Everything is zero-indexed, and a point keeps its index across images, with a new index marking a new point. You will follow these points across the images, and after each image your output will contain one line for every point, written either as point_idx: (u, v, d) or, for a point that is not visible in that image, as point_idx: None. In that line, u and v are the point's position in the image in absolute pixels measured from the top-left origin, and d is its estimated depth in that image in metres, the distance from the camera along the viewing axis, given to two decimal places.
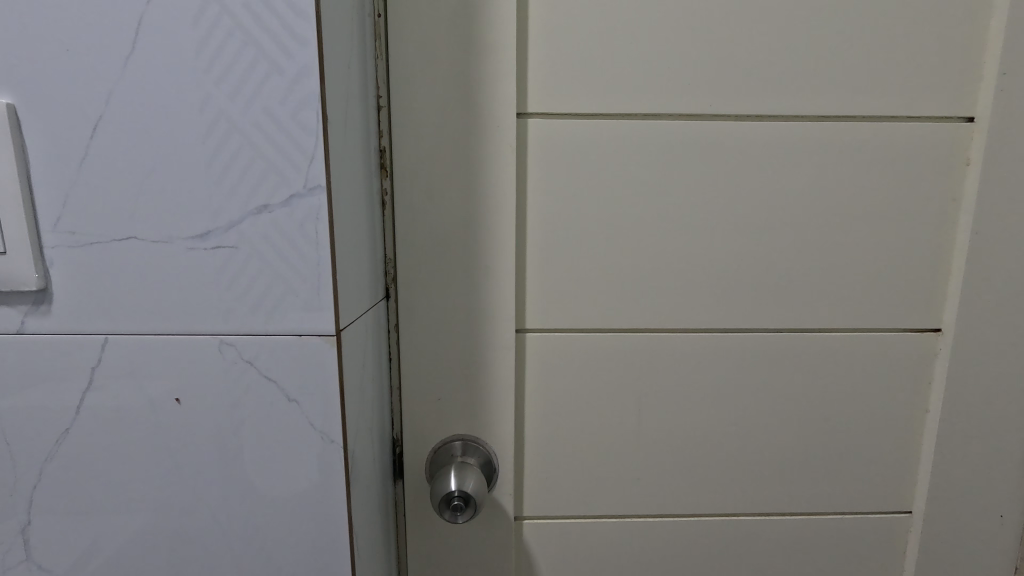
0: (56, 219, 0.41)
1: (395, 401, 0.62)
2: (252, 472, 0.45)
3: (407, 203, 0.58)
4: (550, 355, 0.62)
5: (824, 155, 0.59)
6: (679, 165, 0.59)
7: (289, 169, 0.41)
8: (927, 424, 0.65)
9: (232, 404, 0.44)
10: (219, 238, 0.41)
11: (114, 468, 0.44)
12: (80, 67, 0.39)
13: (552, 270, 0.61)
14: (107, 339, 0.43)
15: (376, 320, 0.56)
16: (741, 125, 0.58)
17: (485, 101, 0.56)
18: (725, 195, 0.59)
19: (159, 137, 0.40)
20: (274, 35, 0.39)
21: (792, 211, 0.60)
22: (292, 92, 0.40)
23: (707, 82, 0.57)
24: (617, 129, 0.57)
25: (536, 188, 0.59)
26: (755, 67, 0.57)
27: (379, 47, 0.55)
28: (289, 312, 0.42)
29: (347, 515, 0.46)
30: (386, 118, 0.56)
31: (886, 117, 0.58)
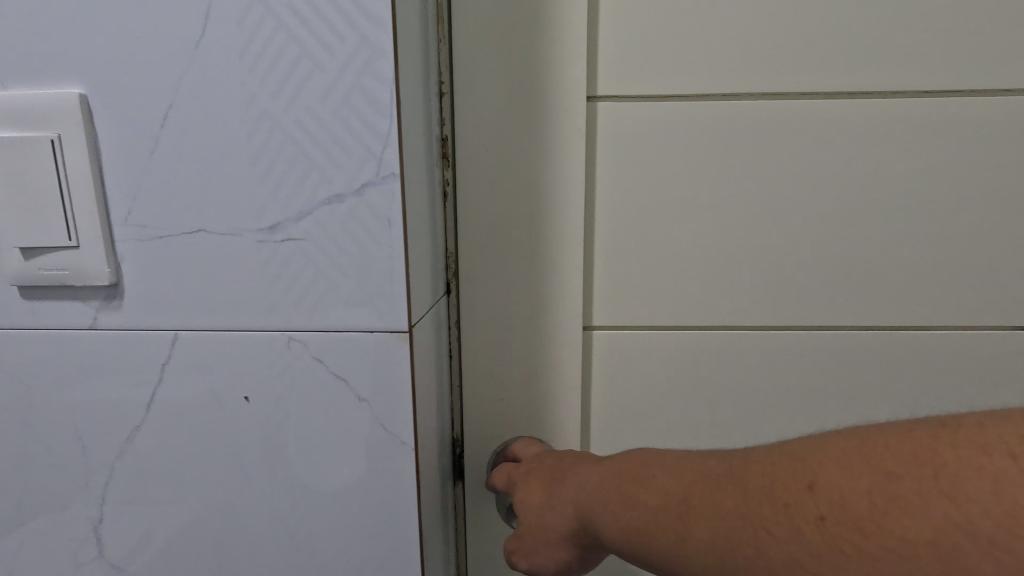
0: (127, 212, 0.40)
1: (456, 401, 0.59)
2: (320, 473, 0.43)
3: (470, 193, 0.55)
4: (619, 354, 0.59)
5: (927, 135, 0.53)
6: (761, 149, 0.54)
7: (362, 157, 0.38)
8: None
9: (301, 403, 0.42)
10: (289, 231, 0.40)
11: (183, 467, 0.44)
12: (150, 53, 0.38)
13: (622, 264, 0.57)
14: (177, 335, 0.41)
15: (438, 317, 0.54)
16: (832, 105, 0.53)
17: (551, 84, 0.52)
18: (813, 181, 0.55)
19: (228, 127, 0.38)
20: (345, 13, 0.36)
21: (888, 197, 0.55)
22: (364, 74, 0.37)
23: (795, 59, 0.52)
24: (695, 111, 0.53)
25: (608, 175, 0.55)
26: (850, 39, 0.52)
27: (441, 31, 0.52)
28: (358, 308, 0.40)
29: (419, 519, 0.44)
30: (448, 104, 0.54)
31: (1001, 91, 0.52)
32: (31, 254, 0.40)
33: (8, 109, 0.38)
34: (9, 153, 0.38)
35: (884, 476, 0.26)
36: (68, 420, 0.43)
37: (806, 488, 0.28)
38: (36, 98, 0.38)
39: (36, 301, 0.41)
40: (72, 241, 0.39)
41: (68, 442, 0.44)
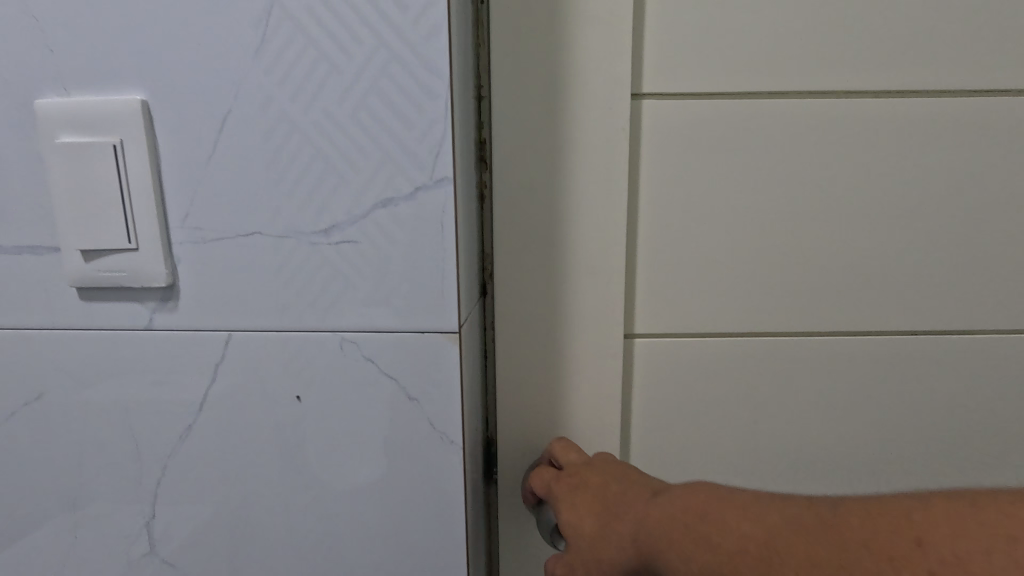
0: (184, 215, 0.41)
1: (490, 401, 0.60)
2: (370, 471, 0.44)
3: (510, 199, 0.54)
4: (657, 359, 0.59)
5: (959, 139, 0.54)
6: (796, 152, 0.55)
7: (414, 161, 0.39)
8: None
9: (351, 402, 0.43)
10: (342, 233, 0.41)
11: (234, 465, 0.44)
12: (206, 60, 0.39)
13: (662, 267, 0.58)
14: (231, 335, 0.42)
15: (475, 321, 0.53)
16: (867, 109, 0.54)
17: (595, 86, 0.51)
18: (848, 184, 0.55)
19: (273, 133, 0.39)
20: (403, 22, 0.38)
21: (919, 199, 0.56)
22: (420, 81, 0.38)
23: (831, 63, 0.53)
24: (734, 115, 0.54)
25: (646, 179, 0.56)
26: (885, 42, 0.52)
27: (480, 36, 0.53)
28: (411, 308, 0.41)
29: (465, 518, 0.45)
30: (486, 109, 0.54)
31: None
32: (91, 256, 0.41)
33: (72, 115, 0.39)
34: (73, 157, 0.39)
35: (977, 531, 0.26)
36: (122, 418, 0.44)
37: (889, 531, 0.28)
38: (100, 105, 0.39)
39: (93, 302, 0.42)
40: (131, 243, 0.40)
41: (122, 441, 0.45)
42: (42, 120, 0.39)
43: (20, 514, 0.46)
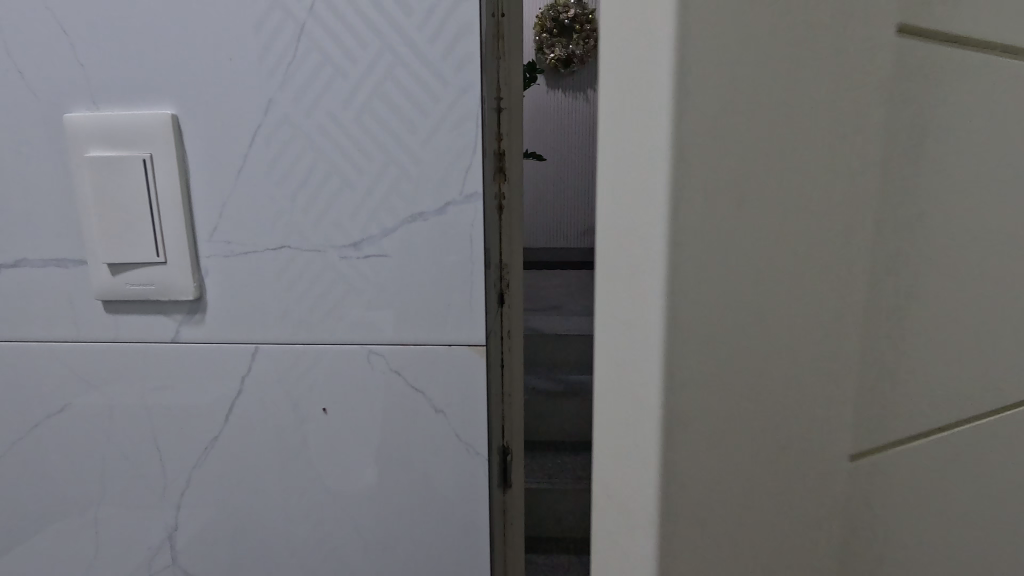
0: (213, 229, 0.41)
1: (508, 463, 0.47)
2: (395, 479, 0.44)
3: (698, 177, 0.21)
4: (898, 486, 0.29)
5: None
6: None
7: (444, 176, 0.40)
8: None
9: (377, 414, 0.43)
10: (372, 247, 0.41)
11: (260, 475, 0.44)
12: (234, 75, 0.39)
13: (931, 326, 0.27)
14: (258, 348, 0.42)
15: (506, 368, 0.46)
16: None
17: None
18: None
19: (298, 148, 0.40)
20: (434, 39, 0.38)
21: None
22: (452, 99, 0.39)
23: None
24: None
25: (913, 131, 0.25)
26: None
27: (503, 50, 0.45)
28: (439, 321, 0.42)
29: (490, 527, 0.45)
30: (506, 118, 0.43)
31: None
32: (118, 270, 0.41)
33: (102, 129, 0.39)
34: (103, 172, 0.39)
35: None
36: (148, 430, 0.44)
37: None
38: (130, 119, 0.39)
39: (121, 316, 0.42)
40: (160, 257, 0.40)
41: (147, 452, 0.45)
42: (71, 134, 0.39)
43: (44, 526, 0.46)
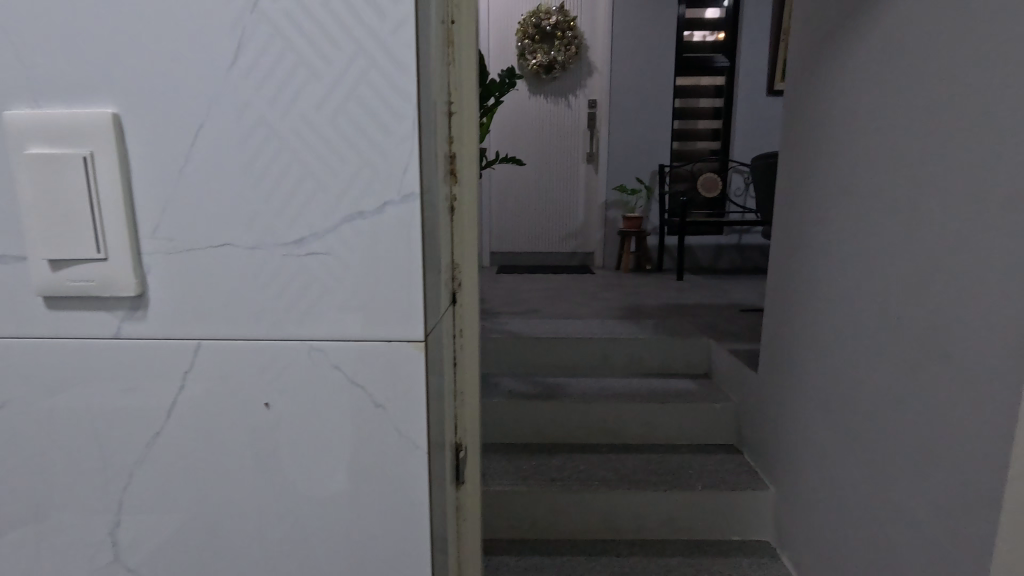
0: (154, 226, 0.41)
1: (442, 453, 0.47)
2: (336, 472, 0.45)
3: None
4: None
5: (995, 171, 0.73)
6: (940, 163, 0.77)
7: (383, 177, 0.40)
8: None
9: (318, 407, 0.44)
10: (312, 245, 0.42)
11: (203, 469, 0.45)
12: (178, 77, 0.40)
13: None
14: (200, 344, 0.43)
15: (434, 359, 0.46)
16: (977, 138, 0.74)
17: None
18: None
19: (240, 149, 0.41)
20: (368, 37, 0.39)
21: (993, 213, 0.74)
22: (387, 96, 0.40)
23: None
24: None
25: None
26: None
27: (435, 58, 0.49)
28: (377, 317, 0.42)
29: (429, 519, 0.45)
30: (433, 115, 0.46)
31: None
32: (58, 265, 0.41)
33: (44, 127, 0.40)
34: (44, 169, 0.40)
35: None
36: (89, 427, 0.45)
37: None
38: (74, 117, 0.40)
39: (61, 312, 0.43)
40: (99, 253, 0.41)
41: (90, 448, 0.45)
42: (14, 132, 0.40)
43: None
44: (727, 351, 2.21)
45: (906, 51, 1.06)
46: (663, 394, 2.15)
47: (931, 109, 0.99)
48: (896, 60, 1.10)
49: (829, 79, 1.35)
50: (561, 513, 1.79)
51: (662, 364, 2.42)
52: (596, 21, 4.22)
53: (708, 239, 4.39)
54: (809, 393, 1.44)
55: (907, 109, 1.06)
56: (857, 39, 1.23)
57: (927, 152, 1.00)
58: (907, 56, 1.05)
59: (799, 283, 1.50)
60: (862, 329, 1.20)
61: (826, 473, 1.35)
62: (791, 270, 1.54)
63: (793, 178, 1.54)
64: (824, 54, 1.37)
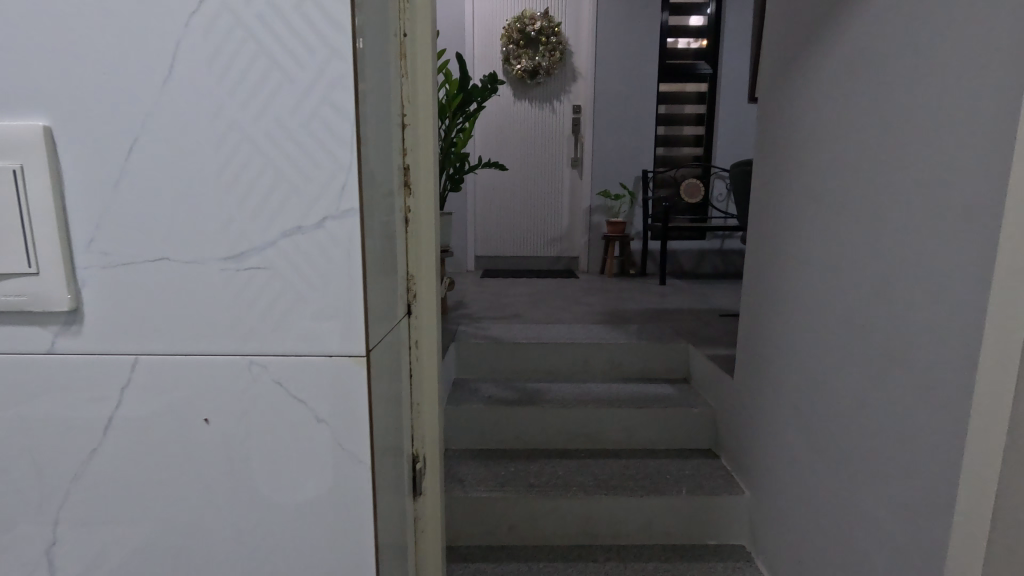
0: (89, 241, 0.41)
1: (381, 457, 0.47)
2: (280, 485, 0.45)
3: None
4: None
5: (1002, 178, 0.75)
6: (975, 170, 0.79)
7: (324, 192, 0.41)
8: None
9: (258, 423, 0.44)
10: (251, 261, 0.42)
11: (141, 486, 0.44)
12: (120, 80, 0.40)
13: None
14: (137, 360, 0.43)
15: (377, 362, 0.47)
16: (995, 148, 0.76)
17: None
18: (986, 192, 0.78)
19: (175, 163, 0.41)
20: (306, 48, 0.39)
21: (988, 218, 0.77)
22: (326, 108, 0.40)
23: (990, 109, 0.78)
24: None
25: None
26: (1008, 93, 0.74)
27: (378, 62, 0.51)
28: (319, 332, 0.42)
29: (373, 533, 0.45)
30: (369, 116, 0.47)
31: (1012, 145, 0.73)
32: None
33: None
34: None
35: None
36: (21, 445, 0.44)
37: None
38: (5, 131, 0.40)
39: None
40: (32, 268, 0.41)
41: (23, 466, 0.44)
42: None
43: None
44: (705, 356, 2.23)
45: (862, 62, 1.08)
46: (642, 399, 2.16)
47: (884, 120, 1.01)
48: (854, 71, 1.12)
49: (794, 89, 1.37)
50: (539, 519, 1.79)
51: (642, 369, 2.44)
52: (580, 27, 4.25)
53: (691, 244, 4.44)
54: (780, 398, 1.45)
55: (863, 121, 1.08)
56: (820, 50, 1.25)
57: (882, 162, 1.01)
58: (865, 68, 1.07)
59: (768, 289, 1.52)
60: (826, 335, 1.21)
61: (798, 478, 1.36)
62: (762, 277, 1.56)
63: (762, 185, 1.56)
64: (790, 64, 1.39)
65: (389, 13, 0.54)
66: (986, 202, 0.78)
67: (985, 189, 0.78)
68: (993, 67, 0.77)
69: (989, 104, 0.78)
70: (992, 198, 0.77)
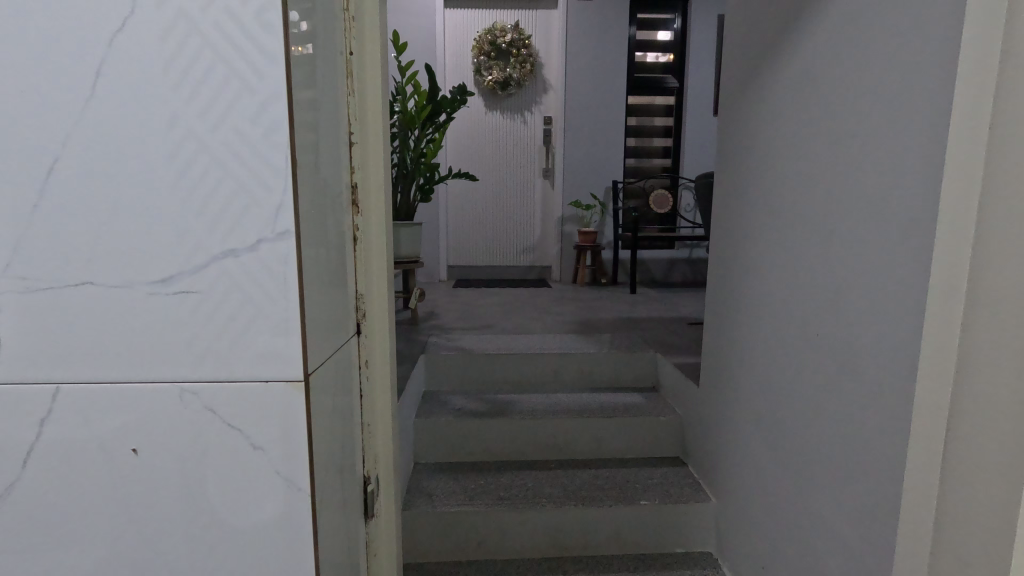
0: (6, 264, 0.44)
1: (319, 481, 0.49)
2: (210, 506, 0.47)
3: None
4: None
5: (931, 199, 0.79)
6: (911, 192, 0.83)
7: (258, 212, 0.44)
8: (936, 467, 0.63)
9: (181, 448, 0.46)
10: (181, 283, 0.45)
11: (63, 511, 0.46)
12: (62, 77, 0.42)
13: None
14: (58, 389, 0.45)
15: (319, 384, 0.49)
16: (923, 172, 0.81)
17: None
18: (916, 214, 0.82)
19: (98, 185, 0.43)
20: (238, 77, 0.42)
21: (921, 236, 0.81)
22: (259, 134, 0.43)
23: (918, 135, 0.82)
24: (1006, 219, 0.54)
25: None
26: (933, 120, 0.79)
27: (322, 85, 0.51)
28: (256, 352, 0.45)
29: (314, 551, 0.47)
30: (310, 143, 0.48)
31: (934, 172, 0.78)
32: None
33: None
34: None
35: None
36: None
37: None
38: None
39: None
40: None
41: None
42: None
43: None
44: (673, 365, 2.26)
45: (810, 81, 1.12)
46: (610, 408, 2.18)
47: (831, 138, 1.05)
48: (801, 91, 1.16)
49: (748, 108, 1.42)
50: (508, 534, 1.78)
51: (611, 379, 2.46)
52: (550, 40, 4.30)
53: (661, 253, 4.52)
54: (740, 406, 1.49)
55: (809, 141, 1.13)
56: (770, 71, 1.30)
57: (826, 182, 1.07)
58: (811, 91, 1.12)
59: (727, 300, 1.56)
60: (782, 344, 1.24)
61: (759, 485, 1.39)
62: (721, 289, 1.61)
63: (721, 199, 1.61)
64: (745, 81, 1.43)
65: (334, 34, 0.54)
66: (917, 221, 0.82)
67: (917, 209, 0.82)
68: (921, 94, 0.81)
69: (913, 131, 0.83)
70: (919, 220, 0.81)
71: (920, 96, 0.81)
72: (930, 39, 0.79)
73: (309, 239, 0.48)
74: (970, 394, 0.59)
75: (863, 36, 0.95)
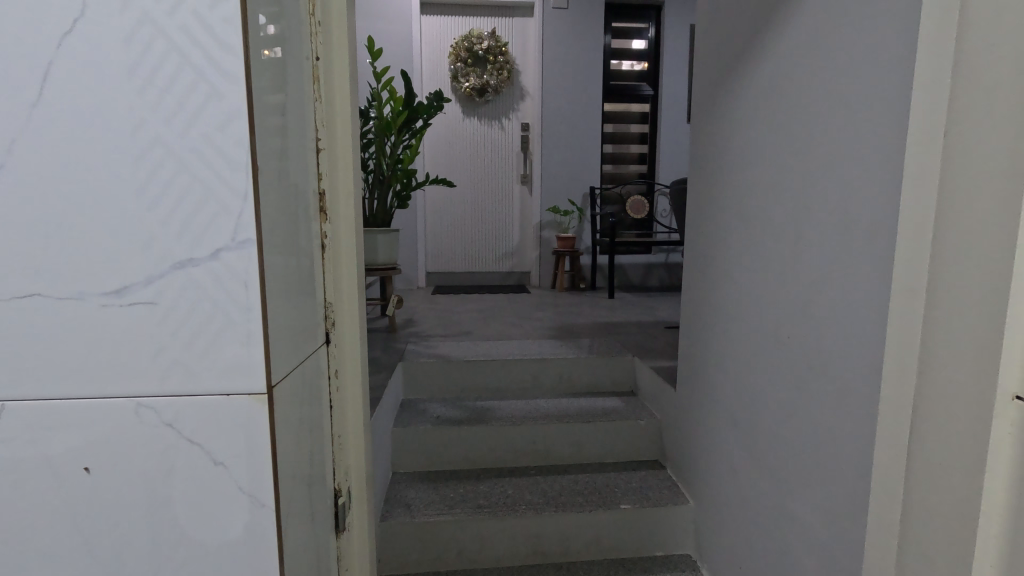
0: None
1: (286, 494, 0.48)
2: (169, 523, 0.45)
3: None
4: None
5: (891, 204, 0.82)
6: (873, 197, 0.86)
7: (218, 219, 0.43)
8: (900, 465, 0.65)
9: (136, 465, 0.44)
10: (137, 293, 0.43)
11: (10, 535, 0.44)
12: (9, 79, 0.40)
13: None
14: (4, 406, 0.43)
15: (285, 396, 0.48)
16: (884, 178, 0.84)
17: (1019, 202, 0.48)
18: (878, 219, 0.85)
19: (45, 190, 0.41)
20: (196, 80, 0.41)
21: (882, 241, 0.84)
22: (218, 139, 0.42)
23: (878, 143, 0.85)
24: (961, 225, 0.56)
25: None
26: (892, 129, 0.82)
27: (288, 90, 0.50)
28: (215, 364, 0.44)
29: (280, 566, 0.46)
30: (275, 149, 0.47)
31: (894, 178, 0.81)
32: None
33: None
34: None
35: None
36: None
37: None
38: None
39: None
40: None
41: None
42: None
43: None
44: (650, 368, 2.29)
45: (777, 90, 1.15)
46: (589, 412, 2.19)
47: (799, 145, 1.08)
48: (769, 99, 1.19)
49: (718, 116, 1.46)
50: (488, 542, 1.76)
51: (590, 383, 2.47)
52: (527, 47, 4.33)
53: (639, 258, 4.57)
54: (716, 408, 1.51)
55: (776, 148, 1.16)
56: (739, 80, 1.33)
57: (793, 188, 1.09)
58: (778, 100, 1.15)
59: (701, 303, 1.59)
60: (755, 346, 1.27)
61: (735, 485, 1.41)
62: (695, 293, 1.63)
63: (693, 205, 1.64)
64: (716, 89, 1.47)
65: (301, 39, 0.54)
66: (881, 227, 0.84)
67: (880, 215, 0.85)
68: (883, 105, 0.84)
69: (874, 139, 0.86)
70: (881, 224, 0.84)
71: (882, 107, 0.84)
72: (890, 52, 0.82)
73: (274, 247, 0.46)
74: (930, 393, 0.60)
75: (827, 48, 0.98)
